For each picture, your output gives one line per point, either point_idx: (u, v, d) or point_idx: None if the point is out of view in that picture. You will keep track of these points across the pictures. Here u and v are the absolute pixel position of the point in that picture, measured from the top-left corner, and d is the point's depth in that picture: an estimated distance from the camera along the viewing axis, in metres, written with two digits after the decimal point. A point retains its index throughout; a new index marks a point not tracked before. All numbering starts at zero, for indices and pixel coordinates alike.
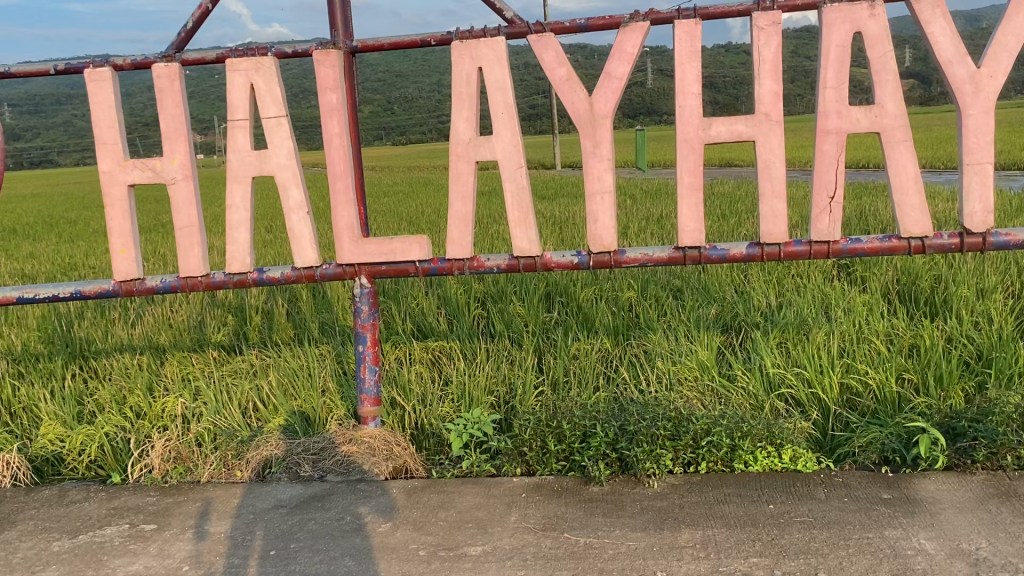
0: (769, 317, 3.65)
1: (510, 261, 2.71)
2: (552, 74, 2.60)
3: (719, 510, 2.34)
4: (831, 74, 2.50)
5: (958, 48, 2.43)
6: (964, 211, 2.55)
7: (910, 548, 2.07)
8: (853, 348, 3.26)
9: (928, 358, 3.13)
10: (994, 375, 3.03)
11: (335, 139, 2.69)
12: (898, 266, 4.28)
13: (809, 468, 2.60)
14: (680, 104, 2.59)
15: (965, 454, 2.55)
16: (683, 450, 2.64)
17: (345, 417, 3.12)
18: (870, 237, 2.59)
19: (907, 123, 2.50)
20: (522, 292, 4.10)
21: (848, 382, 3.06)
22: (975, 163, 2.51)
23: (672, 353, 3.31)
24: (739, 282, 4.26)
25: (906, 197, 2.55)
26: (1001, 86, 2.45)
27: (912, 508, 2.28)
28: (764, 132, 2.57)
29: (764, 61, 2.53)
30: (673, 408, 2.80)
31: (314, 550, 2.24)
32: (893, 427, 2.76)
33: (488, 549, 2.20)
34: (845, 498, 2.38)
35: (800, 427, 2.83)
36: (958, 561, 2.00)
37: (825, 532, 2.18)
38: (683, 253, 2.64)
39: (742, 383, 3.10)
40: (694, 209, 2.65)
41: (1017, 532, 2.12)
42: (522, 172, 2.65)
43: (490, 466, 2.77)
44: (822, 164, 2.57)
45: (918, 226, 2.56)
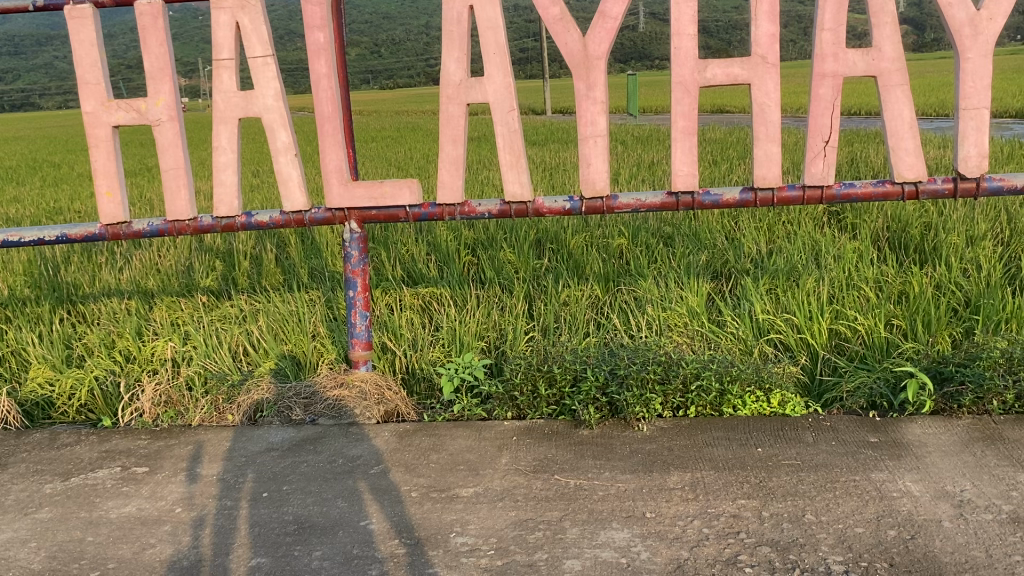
0: (759, 264, 3.65)
1: (501, 207, 2.70)
2: (546, 13, 2.55)
3: (708, 453, 2.36)
4: (829, 15, 2.47)
5: None
6: (959, 155, 2.52)
7: (896, 490, 2.10)
8: (842, 294, 3.27)
9: (917, 304, 3.14)
10: (982, 322, 3.05)
11: (324, 80, 2.63)
12: (888, 213, 4.29)
13: (797, 412, 2.62)
14: (676, 46, 2.54)
15: (951, 399, 2.58)
16: (673, 394, 2.65)
17: (336, 361, 3.12)
18: (863, 183, 2.57)
19: (904, 66, 2.47)
20: (512, 238, 4.09)
21: (837, 328, 3.07)
22: (971, 109, 2.49)
23: (662, 298, 3.31)
24: (729, 229, 4.25)
25: (902, 141, 2.53)
26: (1001, 29, 2.42)
27: (898, 452, 2.31)
28: (760, 75, 2.54)
29: (762, 2, 2.49)
30: (664, 353, 2.81)
31: (307, 492, 2.26)
32: (881, 371, 2.78)
33: (480, 490, 2.23)
34: (832, 441, 2.40)
35: (789, 371, 2.85)
36: (943, 503, 2.04)
37: (813, 475, 2.21)
38: (676, 198, 2.63)
39: (731, 329, 3.11)
40: (688, 153, 2.62)
41: (1001, 475, 2.15)
42: (515, 115, 2.63)
43: (481, 410, 2.78)
44: (817, 109, 2.54)
45: (913, 171, 2.54)
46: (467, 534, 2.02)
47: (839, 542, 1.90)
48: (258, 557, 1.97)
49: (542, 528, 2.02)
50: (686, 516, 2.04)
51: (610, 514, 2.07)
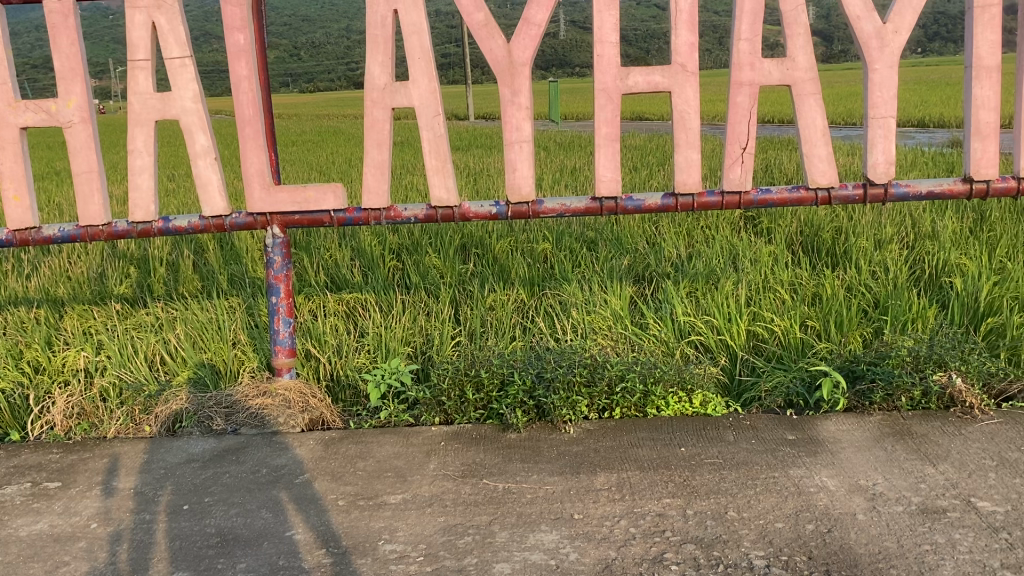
0: (679, 268, 3.73)
1: (427, 211, 2.69)
2: (470, 19, 2.56)
3: (633, 453, 2.40)
4: (745, 26, 2.55)
5: (865, 4, 2.50)
6: (867, 162, 2.62)
7: (813, 485, 2.18)
8: (759, 296, 3.37)
9: (830, 305, 3.26)
10: (890, 322, 3.18)
11: (244, 82, 2.58)
12: (800, 218, 4.45)
13: (717, 412, 2.69)
14: (598, 54, 2.58)
15: (863, 396, 2.68)
16: (599, 396, 2.69)
17: (257, 369, 3.06)
18: (779, 189, 2.65)
19: (817, 76, 2.56)
20: (437, 243, 4.09)
21: (754, 329, 3.16)
22: (880, 117, 2.59)
23: (586, 302, 3.35)
24: (651, 233, 4.34)
25: (814, 148, 2.62)
26: (905, 42, 2.53)
27: (815, 448, 2.39)
28: (680, 83, 2.60)
29: (681, 12, 2.55)
30: (590, 355, 2.84)
31: (230, 504, 2.21)
32: (796, 370, 2.87)
33: (407, 496, 2.21)
34: (752, 439, 2.47)
35: (710, 372, 2.92)
36: (857, 496, 2.12)
37: (734, 472, 2.26)
38: (600, 203, 2.67)
39: (654, 331, 3.16)
40: (612, 159, 2.66)
41: (910, 468, 2.25)
42: (440, 119, 2.62)
43: (409, 416, 2.76)
44: (735, 116, 2.61)
45: (826, 177, 2.64)
46: (395, 541, 2.00)
47: (760, 537, 1.96)
48: (178, 572, 1.91)
49: (471, 533, 2.02)
50: (613, 516, 2.07)
51: (538, 517, 2.08)
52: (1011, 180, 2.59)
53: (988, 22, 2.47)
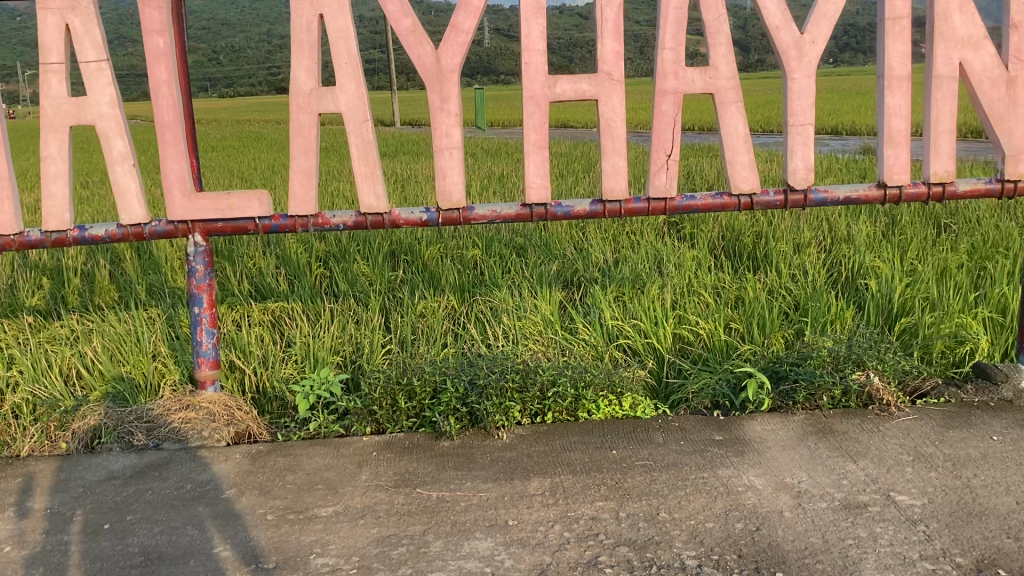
0: (607, 273, 3.78)
1: (356, 218, 2.66)
2: (397, 24, 2.55)
3: (566, 458, 2.42)
4: (669, 35, 2.60)
5: (783, 14, 2.58)
6: (788, 168, 2.70)
7: (741, 485, 2.22)
8: (685, 299, 3.44)
9: (753, 307, 3.34)
10: (811, 323, 3.28)
11: (164, 87, 2.51)
12: (722, 224, 4.57)
13: (647, 414, 2.73)
14: (526, 61, 2.60)
15: (787, 396, 2.75)
16: (531, 402, 2.70)
17: (180, 382, 2.97)
18: (703, 195, 2.71)
19: (738, 85, 2.63)
20: (365, 250, 4.05)
21: (681, 332, 3.22)
22: (799, 125, 2.66)
23: (516, 308, 3.36)
24: (578, 239, 4.39)
25: (737, 155, 2.69)
26: (822, 52, 2.62)
27: (741, 448, 2.45)
28: (606, 91, 2.62)
29: (606, 21, 2.59)
30: (521, 361, 2.85)
31: (153, 521, 2.14)
32: (722, 372, 2.93)
33: (339, 508, 2.18)
34: (681, 441, 2.51)
35: (639, 375, 2.96)
36: (783, 494, 2.17)
37: (665, 474, 2.30)
38: (530, 210, 2.68)
39: (583, 335, 3.19)
40: (541, 166, 2.67)
41: (833, 465, 2.32)
42: (368, 125, 2.60)
43: (339, 426, 2.71)
44: (660, 124, 2.65)
45: (748, 183, 2.71)
46: (327, 554, 1.97)
47: (691, 537, 1.99)
48: None
49: (405, 543, 2.00)
50: (547, 521, 2.08)
51: (473, 524, 2.08)
52: (922, 185, 2.69)
53: (898, 33, 2.57)
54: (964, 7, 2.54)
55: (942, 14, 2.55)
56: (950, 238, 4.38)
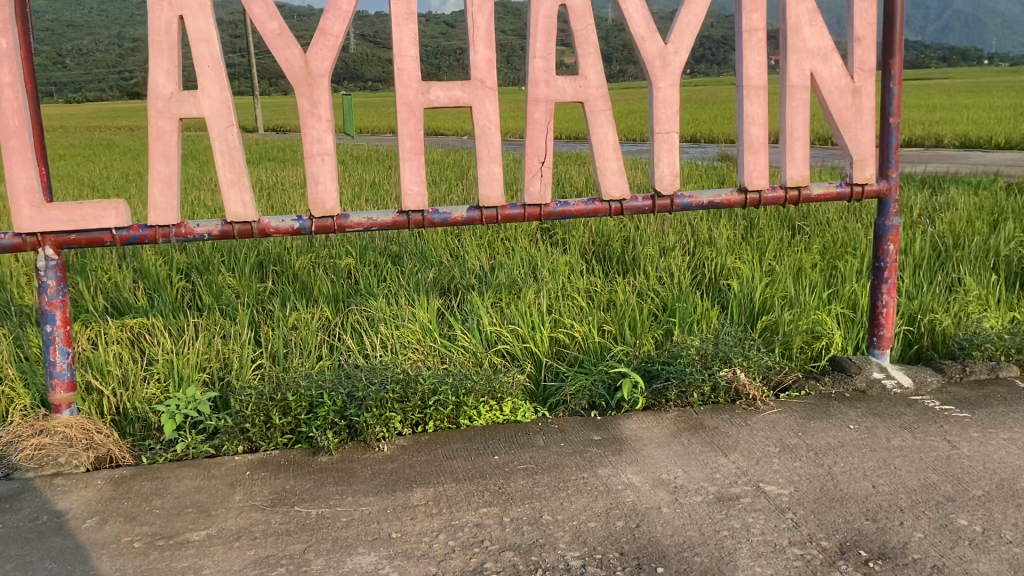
0: (483, 279, 3.80)
1: (223, 227, 2.56)
2: (263, 27, 2.47)
3: (448, 466, 2.40)
4: (540, 43, 2.63)
5: (648, 25, 2.66)
6: (655, 174, 2.78)
7: (620, 483, 2.27)
8: (560, 303, 3.49)
9: (626, 310, 3.43)
10: (679, 322, 3.39)
11: (7, 90, 2.33)
12: (591, 229, 4.69)
13: (527, 417, 2.75)
14: (398, 67, 2.57)
15: (659, 395, 2.83)
16: (411, 411, 2.66)
17: (31, 407, 2.77)
18: (576, 200, 2.76)
19: (607, 93, 2.70)
20: (231, 261, 3.92)
21: (557, 335, 3.26)
22: (665, 132, 2.75)
23: (392, 317, 3.32)
24: (453, 245, 4.40)
25: (607, 162, 2.75)
26: (684, 62, 2.72)
27: (619, 447, 2.50)
28: (480, 98, 2.62)
29: (477, 29, 2.60)
30: (400, 371, 2.81)
31: (4, 558, 1.98)
32: (598, 373, 2.99)
33: (213, 532, 2.08)
34: (561, 442, 2.54)
35: (518, 379, 2.97)
36: (660, 490, 2.23)
37: (546, 476, 2.32)
38: (407, 217, 2.65)
39: (462, 342, 3.18)
40: (416, 173, 2.65)
41: (705, 459, 2.40)
42: (234, 131, 2.51)
43: (209, 446, 2.59)
44: (533, 131, 2.69)
45: (618, 189, 2.77)
46: None
47: (575, 538, 2.01)
48: None
49: (284, 564, 1.93)
50: (431, 531, 2.06)
51: (355, 539, 2.03)
52: (779, 190, 2.83)
53: (754, 45, 2.70)
54: (813, 21, 2.69)
55: (794, 26, 2.69)
56: (803, 239, 4.65)
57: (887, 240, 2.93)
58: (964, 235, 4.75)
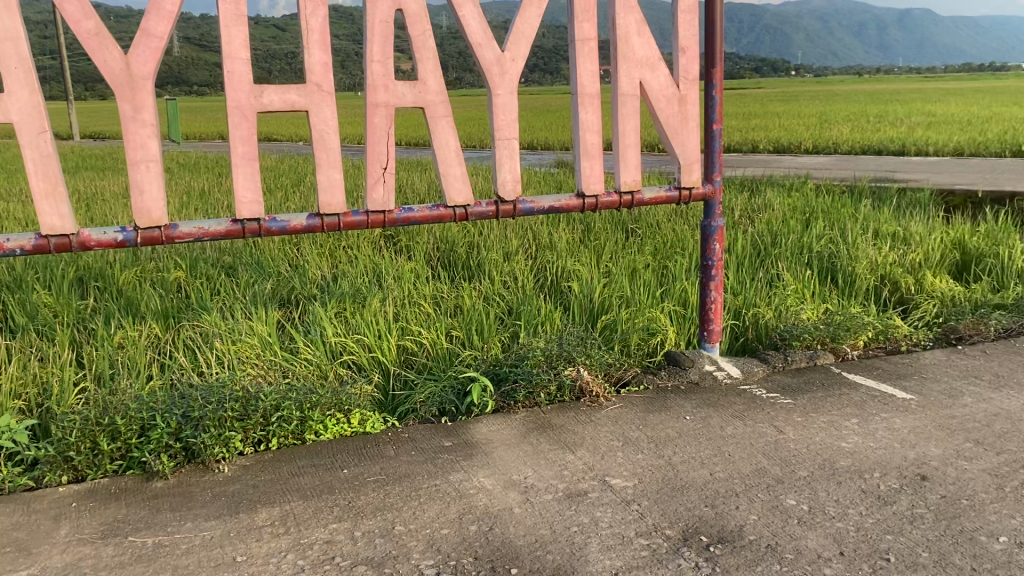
0: (325, 289, 3.72)
1: (38, 241, 2.36)
2: (77, 27, 2.29)
3: (295, 483, 2.33)
4: (377, 48, 2.59)
5: (485, 31, 2.67)
6: (497, 180, 2.81)
7: (472, 487, 2.27)
8: (405, 311, 3.47)
9: (472, 315, 3.44)
10: (525, 325, 3.44)
11: None
12: (435, 234, 4.76)
13: (376, 428, 2.71)
14: (229, 69, 2.46)
15: (508, 397, 2.85)
16: (253, 429, 2.56)
17: None
18: (420, 206, 2.74)
19: (447, 99, 2.69)
20: (47, 278, 3.66)
21: (404, 343, 3.23)
22: (504, 139, 2.79)
23: (230, 331, 3.18)
24: (292, 255, 4.30)
25: (450, 168, 2.75)
26: (521, 69, 2.76)
27: (470, 451, 2.50)
28: (317, 102, 2.57)
29: (312, 31, 2.53)
30: (241, 388, 2.69)
31: None
32: (447, 379, 2.96)
33: (35, 572, 1.92)
34: (412, 451, 2.52)
35: (364, 390, 2.91)
36: (511, 492, 2.24)
37: (397, 487, 2.29)
38: (242, 226, 2.56)
39: (305, 355, 3.09)
40: (251, 180, 2.57)
41: (555, 458, 2.44)
42: (47, 137, 2.33)
43: (27, 478, 2.37)
44: (375, 137, 2.64)
45: (461, 195, 2.79)
46: None
47: (428, 546, 1.99)
48: None
49: None
50: (279, 552, 1.98)
51: (197, 567, 1.93)
52: (615, 194, 2.93)
53: (586, 54, 2.78)
54: (641, 31, 2.78)
55: (624, 36, 2.77)
56: (637, 241, 4.86)
57: (713, 240, 3.05)
58: (781, 233, 5.10)
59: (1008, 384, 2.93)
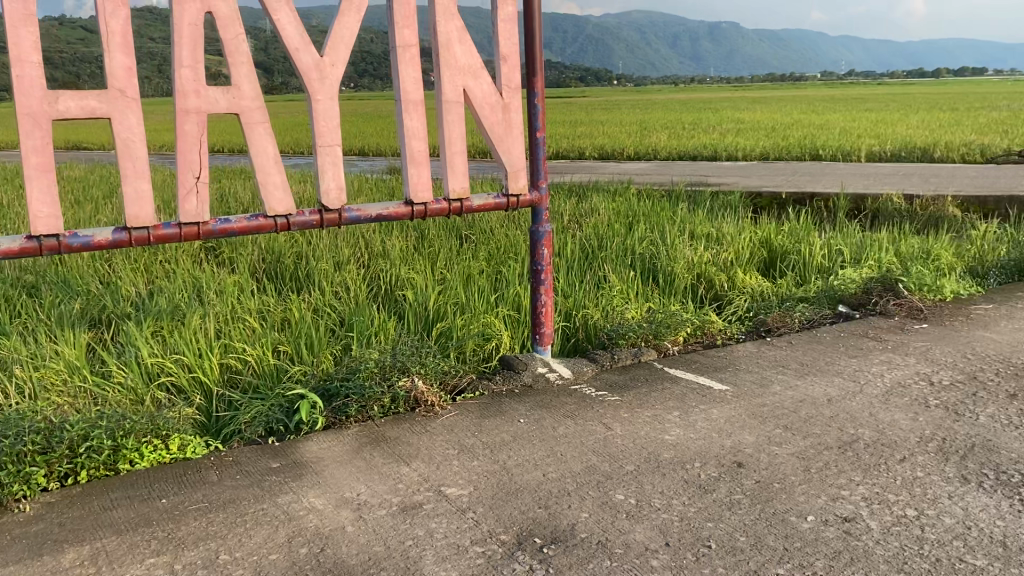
0: (140, 307, 3.51)
1: None
2: None
3: (107, 518, 2.16)
4: (186, 52, 2.45)
5: (303, 37, 2.59)
6: (320, 189, 2.71)
7: (302, 508, 2.18)
8: (229, 328, 3.33)
9: (300, 329, 3.33)
10: (356, 336, 3.36)
11: None
12: (261, 246, 4.71)
13: (198, 453, 2.55)
14: (17, 73, 2.26)
15: (339, 412, 2.75)
16: (58, 463, 2.36)
17: None
18: (238, 217, 2.63)
19: (264, 106, 2.60)
20: None
21: (228, 361, 3.08)
22: (327, 145, 2.70)
23: (31, 358, 2.94)
24: (103, 271, 4.05)
25: (269, 176, 2.65)
26: (342, 75, 2.67)
27: (299, 471, 2.40)
28: (120, 109, 2.39)
29: (112, 34, 2.36)
30: (43, 419, 2.49)
31: None
32: (275, 398, 2.82)
33: None
34: (237, 475, 2.39)
35: (185, 414, 2.74)
36: (344, 509, 2.17)
37: (221, 514, 2.17)
38: (38, 242, 2.37)
39: (118, 379, 2.89)
40: (48, 193, 2.38)
41: (388, 471, 2.37)
42: None
43: None
44: (184, 144, 2.50)
45: (283, 205, 2.69)
46: None
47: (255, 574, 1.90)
48: None
49: None
50: None
51: None
52: (443, 202, 2.91)
53: (408, 60, 2.75)
54: (462, 39, 2.79)
55: (444, 44, 2.76)
56: (469, 247, 4.89)
57: (542, 245, 3.10)
58: (606, 236, 5.28)
59: (812, 371, 3.16)
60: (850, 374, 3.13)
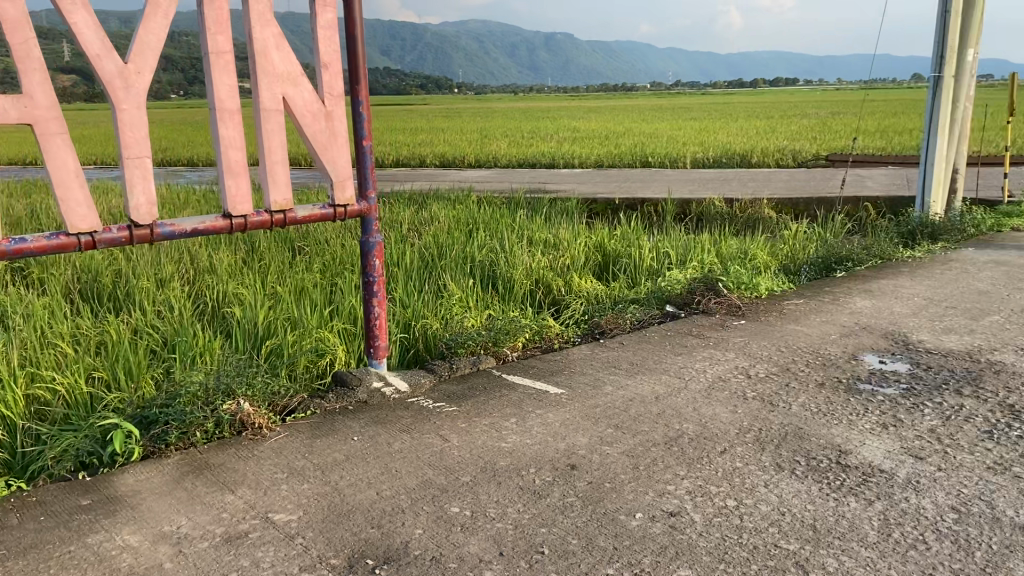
0: None
1: None
2: None
3: None
4: None
5: (104, 42, 2.38)
6: (129, 204, 2.54)
7: (114, 548, 2.02)
8: (37, 355, 3.08)
9: (117, 353, 3.11)
10: (180, 358, 3.17)
11: None
12: (76, 265, 4.45)
13: None
14: None
15: (158, 440, 2.57)
16: None
17: None
18: (35, 236, 2.42)
19: (61, 116, 2.39)
20: None
21: (35, 392, 2.85)
22: (135, 157, 2.54)
23: None
24: None
25: (70, 191, 2.45)
26: (149, 83, 2.50)
27: (113, 507, 2.22)
28: None
29: None
30: None
31: None
32: (88, 429, 2.60)
33: None
34: (41, 516, 2.19)
35: None
36: (162, 545, 2.03)
37: (22, 561, 1.97)
38: None
39: None
40: None
41: (211, 501, 2.24)
42: None
43: None
44: None
45: (86, 221, 2.50)
46: None
47: None
48: None
49: None
50: None
51: None
52: (265, 214, 2.80)
53: (223, 67, 2.59)
54: (280, 45, 2.66)
55: (262, 50, 2.63)
56: (303, 260, 4.77)
57: (372, 255, 3.03)
58: (444, 245, 5.28)
59: (641, 370, 3.26)
60: (676, 371, 3.26)
